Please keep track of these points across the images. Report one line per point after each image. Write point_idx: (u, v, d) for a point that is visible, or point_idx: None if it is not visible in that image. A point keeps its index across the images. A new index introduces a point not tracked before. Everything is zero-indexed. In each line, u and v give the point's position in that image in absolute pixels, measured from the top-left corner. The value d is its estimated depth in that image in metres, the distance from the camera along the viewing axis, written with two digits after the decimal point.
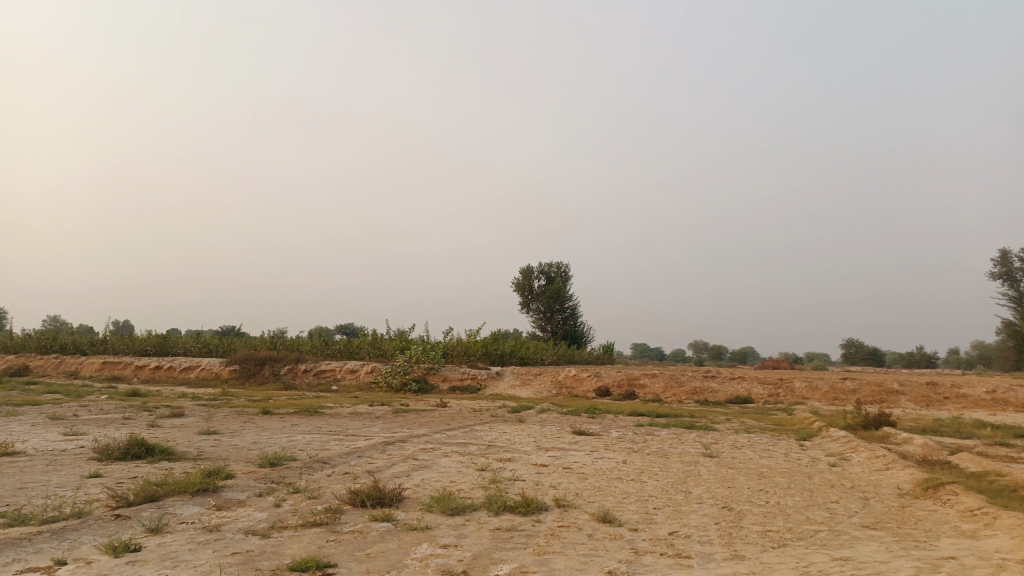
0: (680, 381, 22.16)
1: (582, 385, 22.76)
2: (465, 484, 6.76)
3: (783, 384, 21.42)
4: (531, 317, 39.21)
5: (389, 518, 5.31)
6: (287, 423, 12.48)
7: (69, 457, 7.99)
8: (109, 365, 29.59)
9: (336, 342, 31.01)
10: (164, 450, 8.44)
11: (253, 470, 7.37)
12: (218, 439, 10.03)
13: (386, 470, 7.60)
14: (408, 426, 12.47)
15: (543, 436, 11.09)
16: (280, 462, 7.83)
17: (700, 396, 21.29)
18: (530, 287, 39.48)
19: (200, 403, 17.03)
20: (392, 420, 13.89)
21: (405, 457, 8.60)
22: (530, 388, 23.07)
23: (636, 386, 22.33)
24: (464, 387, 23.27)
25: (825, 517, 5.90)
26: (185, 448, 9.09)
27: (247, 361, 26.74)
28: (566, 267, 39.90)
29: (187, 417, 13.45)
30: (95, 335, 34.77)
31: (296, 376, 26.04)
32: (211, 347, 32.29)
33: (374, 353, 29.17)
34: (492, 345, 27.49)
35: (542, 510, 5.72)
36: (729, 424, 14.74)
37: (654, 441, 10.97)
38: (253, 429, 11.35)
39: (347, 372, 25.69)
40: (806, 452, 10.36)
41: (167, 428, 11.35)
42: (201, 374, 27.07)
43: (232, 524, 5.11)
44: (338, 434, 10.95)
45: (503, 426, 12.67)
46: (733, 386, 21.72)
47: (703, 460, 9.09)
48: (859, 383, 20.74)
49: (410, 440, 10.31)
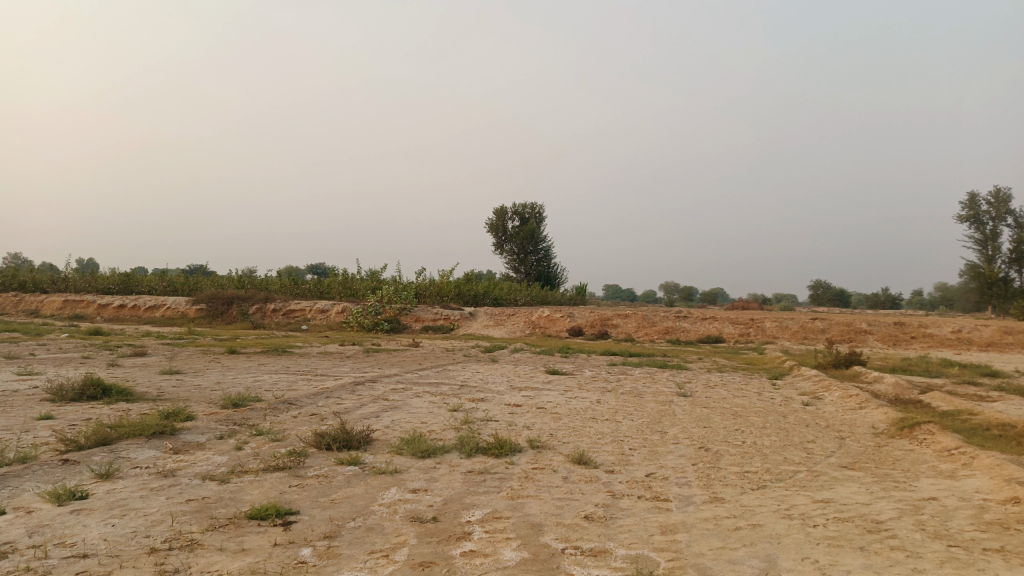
0: (652, 321, 22.19)
1: (555, 325, 22.69)
2: (436, 425, 6.54)
3: (754, 323, 21.54)
4: (504, 257, 38.91)
5: (356, 461, 5.07)
6: (254, 363, 12.17)
7: (20, 398, 7.62)
8: (71, 304, 28.83)
9: (307, 281, 30.49)
10: (122, 390, 8.09)
11: (215, 412, 7.08)
12: (181, 379, 9.72)
13: (355, 410, 7.37)
14: (378, 366, 12.24)
15: (516, 376, 10.94)
16: (244, 403, 7.54)
17: (672, 335, 21.37)
18: (504, 228, 39.03)
19: (164, 343, 16.61)
20: (361, 360, 13.63)
21: (374, 397, 8.36)
22: (503, 328, 22.96)
23: (609, 326, 22.33)
24: (437, 327, 23.07)
25: (803, 458, 5.80)
26: (145, 389, 8.76)
27: (214, 300, 26.19)
28: (540, 207, 39.42)
29: (150, 356, 13.08)
30: (56, 272, 33.81)
31: (265, 315, 25.61)
32: (177, 285, 31.59)
33: (345, 293, 28.76)
34: (465, 285, 27.12)
35: (516, 452, 5.52)
36: (701, 363, 14.75)
37: (628, 380, 10.87)
38: (218, 369, 11.02)
39: (317, 312, 25.31)
40: (779, 391, 10.34)
41: (127, 368, 10.99)
42: (166, 313, 26.49)
43: (189, 469, 4.83)
44: (306, 374, 10.67)
45: (475, 366, 12.49)
46: (704, 326, 21.80)
47: (677, 400, 9.00)
48: (829, 323, 20.91)
49: (380, 380, 10.06)
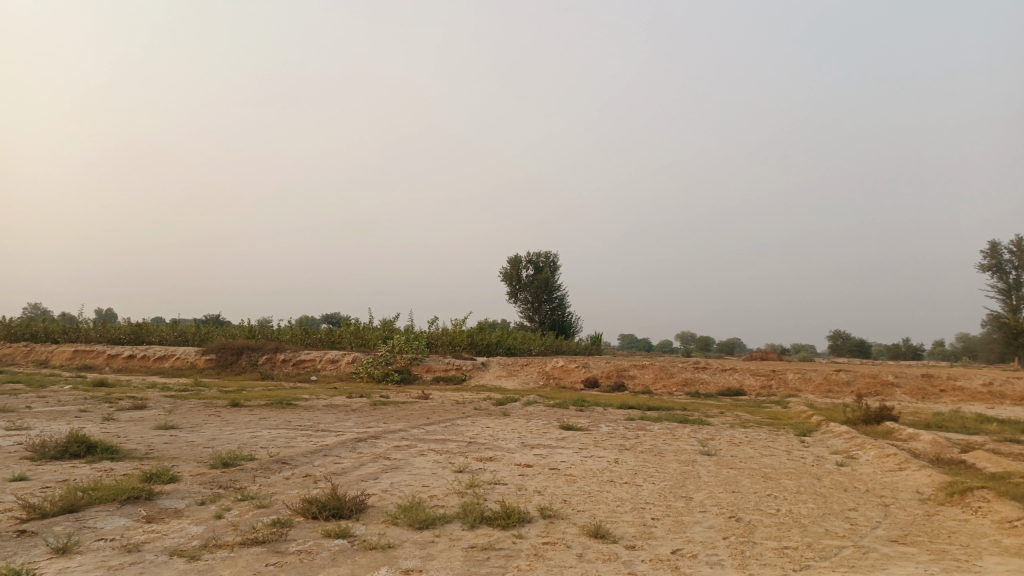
0: (670, 372, 21.52)
1: (570, 376, 22.07)
2: (439, 489, 5.99)
3: (775, 375, 20.81)
4: (518, 307, 38.48)
5: (345, 534, 4.54)
6: (255, 417, 11.68)
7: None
8: (81, 354, 28.62)
9: (318, 331, 30.16)
10: (107, 447, 7.60)
11: (201, 473, 6.56)
12: (175, 435, 9.24)
13: (353, 471, 6.82)
14: (384, 420, 11.68)
15: (527, 431, 10.36)
16: (234, 462, 7.02)
17: (691, 387, 20.67)
18: (518, 277, 38.71)
19: (167, 395, 16.18)
20: (368, 414, 13.10)
21: (375, 455, 7.81)
22: (517, 378, 22.35)
23: (625, 377, 21.67)
24: (448, 377, 22.50)
25: (846, 530, 5.19)
26: (134, 445, 8.27)
27: (224, 350, 25.87)
28: (555, 256, 39.16)
29: (149, 408, 12.63)
30: (69, 322, 33.78)
31: (275, 366, 25.20)
32: (188, 335, 31.36)
33: (356, 343, 28.37)
34: (477, 335, 26.64)
35: (524, 523, 4.96)
36: (723, 417, 14.05)
37: (647, 437, 10.24)
38: (216, 424, 10.52)
39: (327, 362, 24.87)
40: (809, 450, 9.66)
41: (122, 422, 10.53)
42: (176, 363, 26.16)
43: (157, 542, 4.31)
44: (308, 429, 10.14)
45: (485, 420, 11.90)
46: (724, 377, 21.09)
47: (700, 459, 8.37)
48: (853, 375, 20.15)
49: (383, 436, 9.52)
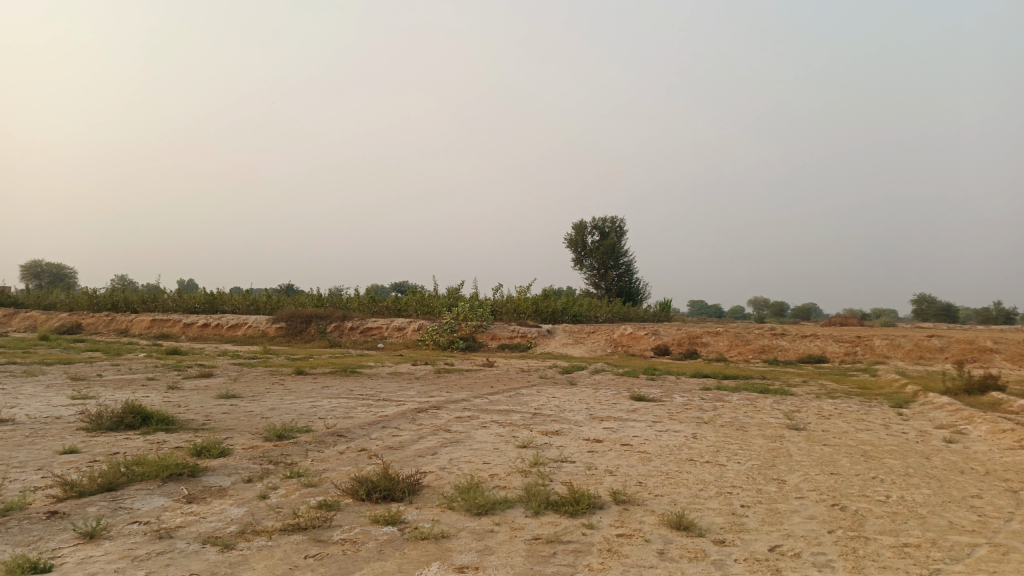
0: (746, 339, 20.51)
1: (639, 344, 21.33)
2: (500, 467, 5.47)
3: (860, 341, 19.54)
4: (584, 274, 37.73)
5: (395, 520, 4.07)
6: (317, 385, 11.46)
7: (56, 427, 7.04)
8: (158, 323, 29.48)
9: (385, 299, 30.20)
10: (163, 417, 7.40)
11: (253, 446, 6.25)
12: (235, 404, 9.05)
13: (410, 446, 6.39)
14: (448, 389, 11.29)
15: (597, 402, 9.77)
16: (288, 434, 6.68)
17: (769, 355, 19.64)
18: (584, 243, 37.90)
19: (236, 362, 16.27)
20: (431, 382, 12.76)
21: (435, 428, 7.37)
22: (584, 346, 21.74)
23: (698, 345, 20.78)
24: (513, 345, 22.09)
25: (974, 523, 4.42)
26: (192, 415, 8.07)
27: (293, 318, 26.15)
28: (621, 221, 38.11)
29: (215, 376, 12.61)
30: (149, 292, 34.94)
31: (342, 333, 25.32)
32: (260, 304, 31.96)
33: (422, 310, 28.25)
34: (543, 301, 26.10)
35: (596, 510, 4.39)
36: (806, 387, 13.12)
37: (726, 409, 9.51)
38: (278, 393, 10.34)
39: (393, 329, 24.79)
40: (909, 424, 8.73)
41: (187, 390, 10.47)
42: (248, 331, 26.60)
43: (192, 528, 3.93)
44: (369, 399, 9.83)
45: (552, 390, 11.36)
46: (805, 344, 19.96)
47: (789, 434, 7.61)
48: (947, 340, 18.69)
49: (446, 406, 9.08)
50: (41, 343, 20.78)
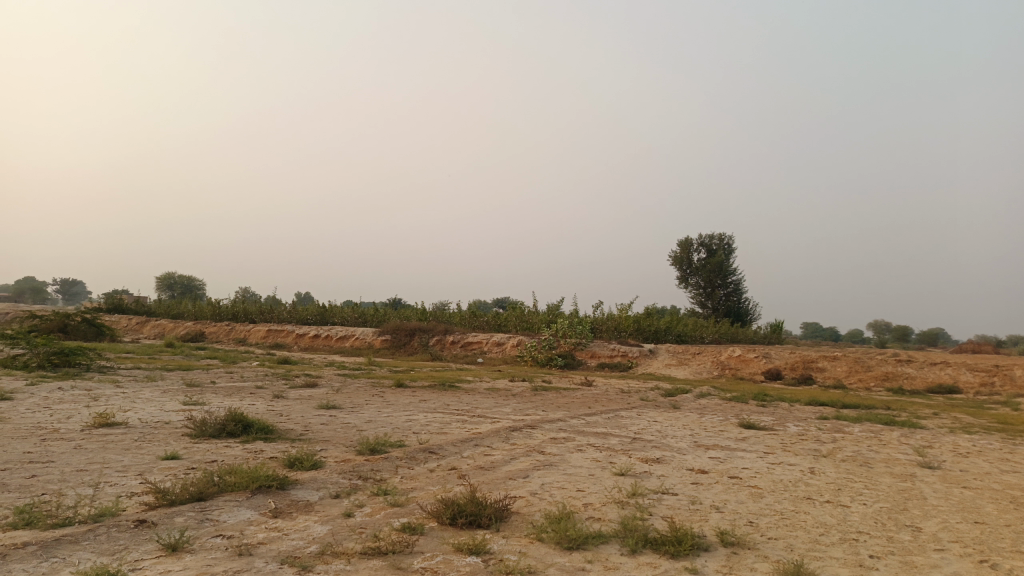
0: (867, 366, 19.10)
1: (747, 367, 20.31)
2: (596, 496, 5.11)
3: (999, 371, 17.75)
4: (690, 292, 36.61)
5: (480, 549, 3.81)
6: (415, 398, 11.45)
7: (164, 432, 7.27)
8: (273, 333, 30.87)
9: (486, 314, 30.36)
10: (262, 426, 7.50)
11: (345, 460, 6.18)
12: (333, 414, 9.12)
13: (502, 467, 6.13)
14: (544, 408, 10.98)
15: (702, 428, 9.20)
16: (380, 449, 6.59)
17: (893, 383, 18.16)
18: (689, 260, 36.82)
19: (341, 373, 16.66)
20: (528, 399, 12.52)
21: (529, 449, 7.08)
22: (688, 368, 20.91)
23: (813, 370, 19.53)
24: (614, 364, 21.56)
25: None
26: (290, 425, 8.16)
27: (398, 331, 26.70)
28: (729, 238, 36.77)
29: (318, 386, 12.88)
30: (265, 304, 36.73)
31: (444, 347, 25.57)
32: (366, 317, 32.89)
33: (523, 326, 28.15)
34: (645, 320, 25.42)
35: (699, 551, 3.97)
36: (938, 420, 11.94)
37: (847, 442, 8.71)
38: (376, 405, 10.37)
39: (493, 345, 24.79)
40: None
41: (290, 400, 10.69)
42: (354, 343, 27.37)
43: (273, 545, 3.82)
44: (464, 415, 9.69)
45: (653, 413, 10.84)
46: (934, 373, 18.34)
47: (921, 474, 6.81)
48: None
49: (542, 425, 8.79)
50: (166, 350, 22.11)
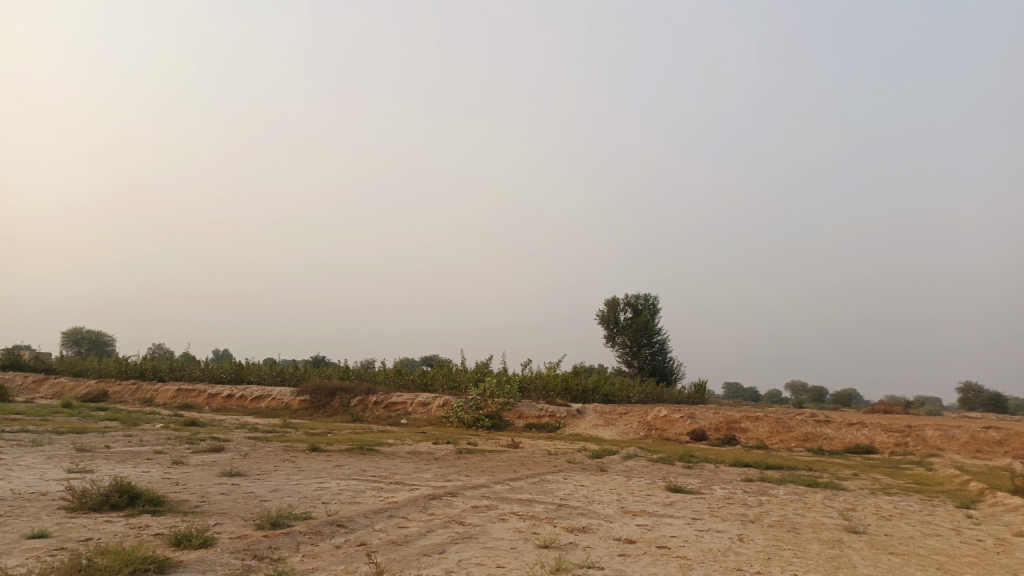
0: (788, 426, 19.35)
1: (673, 428, 20.27)
2: (517, 573, 4.73)
3: (911, 432, 18.24)
4: (616, 352, 36.82)
5: None
6: (329, 464, 10.77)
7: (36, 506, 6.48)
8: (183, 393, 29.19)
9: (411, 373, 29.60)
10: (152, 497, 6.80)
11: (242, 536, 5.60)
12: (236, 482, 8.41)
13: (416, 540, 5.66)
14: (467, 472, 10.48)
15: (629, 493, 8.92)
16: (283, 521, 6.02)
17: (813, 443, 18.40)
18: (616, 320, 37.19)
19: (252, 436, 15.68)
20: (451, 463, 11.99)
21: (447, 519, 6.62)
22: (615, 429, 20.72)
23: (736, 431, 19.64)
24: (541, 425, 21.17)
25: None
26: (186, 495, 7.44)
27: (318, 391, 25.64)
28: (654, 299, 37.42)
29: (225, 451, 11.99)
30: (177, 361, 34.87)
31: (366, 408, 24.65)
32: (285, 376, 31.57)
33: (449, 385, 27.52)
34: (573, 380, 25.25)
35: None
36: (858, 481, 12.02)
37: (773, 505, 8.58)
38: (286, 471, 9.67)
39: (418, 405, 24.05)
40: (983, 529, 7.70)
41: (191, 466, 9.86)
42: (271, 403, 26.10)
43: None
44: (381, 481, 9.12)
45: (580, 477, 10.50)
46: (851, 433, 18.70)
47: (848, 539, 6.69)
48: (1007, 433, 17.34)
49: (463, 492, 8.32)
50: (60, 411, 20.46)
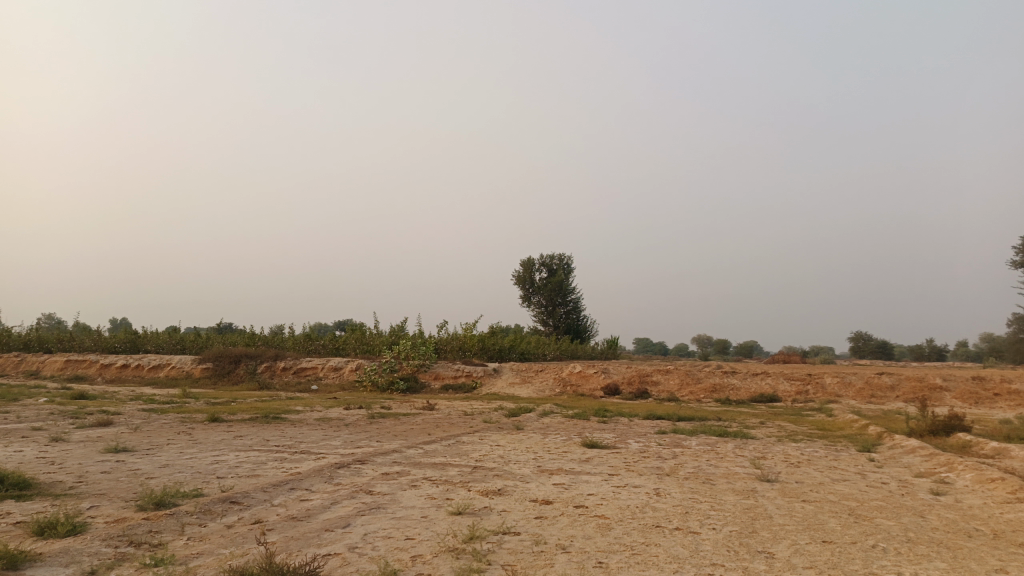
0: (697, 378, 19.83)
1: (588, 383, 20.42)
2: (427, 545, 4.37)
3: (812, 380, 19.01)
4: (531, 311, 36.89)
5: None
6: (229, 434, 10.10)
7: None
8: (73, 364, 27.29)
9: (322, 337, 28.68)
10: (17, 481, 6.05)
11: (119, 519, 5.00)
12: (122, 459, 7.68)
13: (318, 515, 5.22)
14: (378, 438, 10.06)
15: (545, 451, 8.74)
16: (168, 501, 5.44)
17: (720, 394, 18.91)
18: (531, 280, 37.17)
19: (148, 407, 14.67)
20: (362, 428, 11.52)
21: (354, 489, 6.19)
22: (531, 386, 20.68)
23: (648, 384, 19.98)
24: (457, 385, 20.91)
25: None
26: (59, 476, 6.70)
27: (221, 358, 24.43)
28: (569, 258, 37.57)
29: (114, 425, 11.08)
30: (64, 331, 32.59)
31: (274, 374, 23.71)
32: (186, 344, 29.99)
33: (361, 349, 26.82)
34: (488, 339, 25.04)
35: None
36: (766, 429, 12.33)
37: (688, 457, 8.58)
38: (179, 445, 8.95)
39: (330, 370, 23.32)
40: (886, 472, 7.93)
41: (71, 443, 8.99)
42: (171, 373, 24.74)
43: None
44: (285, 451, 8.57)
45: (495, 436, 10.26)
46: (756, 383, 19.34)
47: (761, 489, 6.70)
48: (897, 378, 18.33)
49: (373, 459, 7.89)
50: None
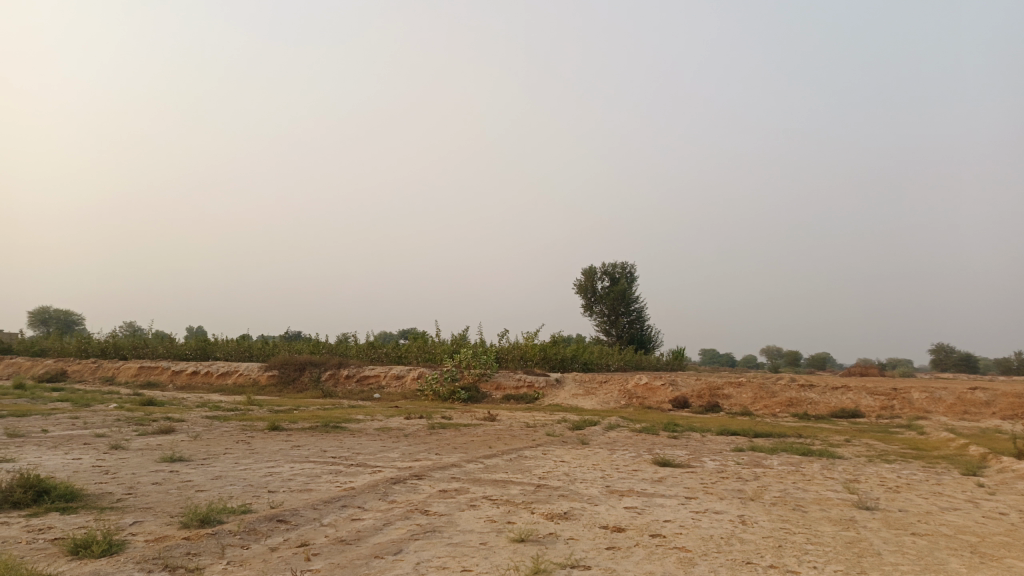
0: (772, 391, 18.81)
1: (655, 396, 19.62)
2: None
3: (897, 395, 17.73)
4: (594, 320, 36.15)
5: None
6: (286, 445, 9.84)
7: None
8: (145, 370, 27.98)
9: (384, 345, 28.66)
10: (65, 492, 5.84)
11: (159, 538, 4.67)
12: (175, 470, 7.45)
13: (369, 538, 4.78)
14: (437, 450, 9.64)
15: (614, 469, 8.12)
16: (213, 519, 5.10)
17: (797, 408, 17.84)
18: (593, 289, 36.44)
19: (211, 415, 14.69)
20: (422, 440, 11.12)
21: (409, 509, 5.75)
22: (595, 398, 20.02)
23: (719, 397, 19.04)
24: (519, 396, 20.42)
25: None
26: (109, 487, 6.49)
27: (286, 366, 24.60)
28: (632, 267, 36.69)
29: (175, 433, 10.99)
30: (139, 338, 33.57)
31: (338, 382, 23.71)
32: (253, 351, 30.43)
33: (423, 357, 26.64)
34: (551, 349, 24.47)
35: None
36: (853, 448, 11.37)
37: (772, 479, 7.83)
38: (236, 455, 8.71)
39: (391, 378, 23.18)
40: (1002, 500, 7.02)
41: (130, 451, 8.87)
42: (238, 380, 25.04)
43: None
44: (341, 464, 8.21)
45: (560, 451, 9.69)
46: (836, 397, 18.18)
47: (862, 518, 5.95)
48: (994, 393, 16.90)
49: (430, 474, 7.44)
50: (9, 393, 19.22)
